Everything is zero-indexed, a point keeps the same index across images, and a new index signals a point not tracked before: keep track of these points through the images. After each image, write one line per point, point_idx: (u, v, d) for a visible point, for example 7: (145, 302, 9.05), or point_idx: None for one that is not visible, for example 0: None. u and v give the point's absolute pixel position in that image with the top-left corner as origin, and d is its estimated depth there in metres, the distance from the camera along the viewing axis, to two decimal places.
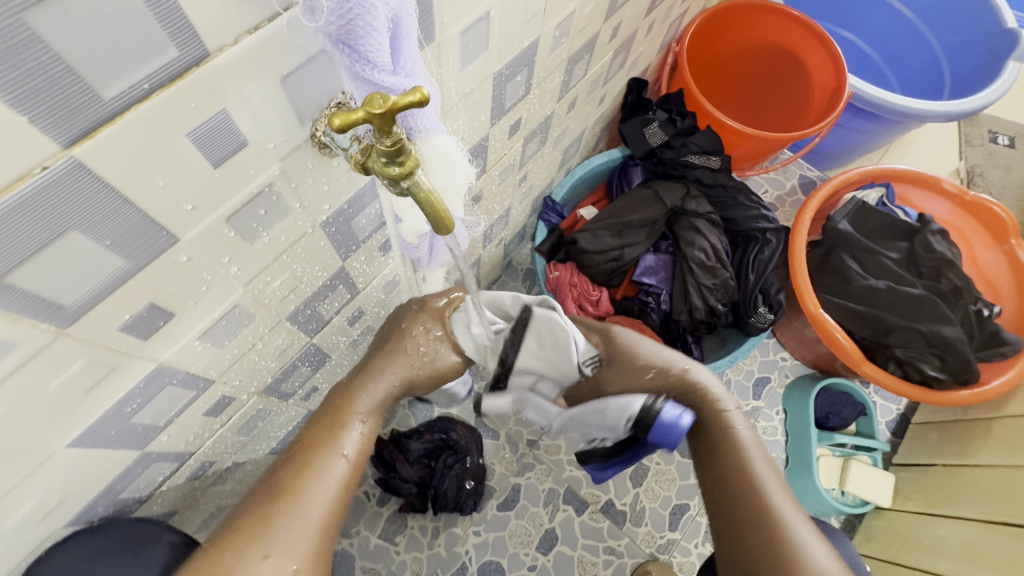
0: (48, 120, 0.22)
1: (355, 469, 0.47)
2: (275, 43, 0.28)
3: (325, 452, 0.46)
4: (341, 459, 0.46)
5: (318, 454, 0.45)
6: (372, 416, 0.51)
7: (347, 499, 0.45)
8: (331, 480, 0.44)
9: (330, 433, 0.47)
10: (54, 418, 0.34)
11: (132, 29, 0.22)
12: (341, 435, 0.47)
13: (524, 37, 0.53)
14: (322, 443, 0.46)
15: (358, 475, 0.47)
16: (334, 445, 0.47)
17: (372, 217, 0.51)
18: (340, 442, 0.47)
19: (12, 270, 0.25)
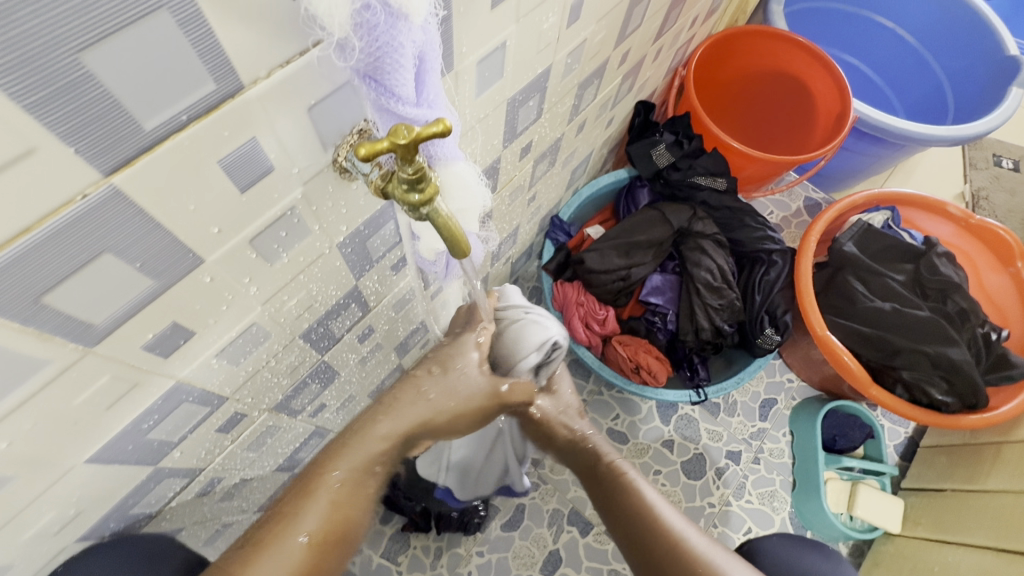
0: (91, 152, 0.23)
1: (320, 551, 0.45)
2: (306, 76, 0.29)
3: (280, 535, 0.45)
4: (295, 552, 0.44)
5: (275, 537, 0.44)
6: (348, 478, 0.47)
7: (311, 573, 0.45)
8: (284, 569, 0.44)
9: (293, 509, 0.46)
10: (75, 433, 0.35)
11: (175, 67, 0.23)
12: (302, 520, 0.45)
13: (538, 64, 0.55)
14: (280, 524, 0.45)
15: (322, 555, 0.46)
16: (296, 525, 0.45)
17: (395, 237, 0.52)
18: (304, 521, 0.45)
19: (49, 292, 0.26)
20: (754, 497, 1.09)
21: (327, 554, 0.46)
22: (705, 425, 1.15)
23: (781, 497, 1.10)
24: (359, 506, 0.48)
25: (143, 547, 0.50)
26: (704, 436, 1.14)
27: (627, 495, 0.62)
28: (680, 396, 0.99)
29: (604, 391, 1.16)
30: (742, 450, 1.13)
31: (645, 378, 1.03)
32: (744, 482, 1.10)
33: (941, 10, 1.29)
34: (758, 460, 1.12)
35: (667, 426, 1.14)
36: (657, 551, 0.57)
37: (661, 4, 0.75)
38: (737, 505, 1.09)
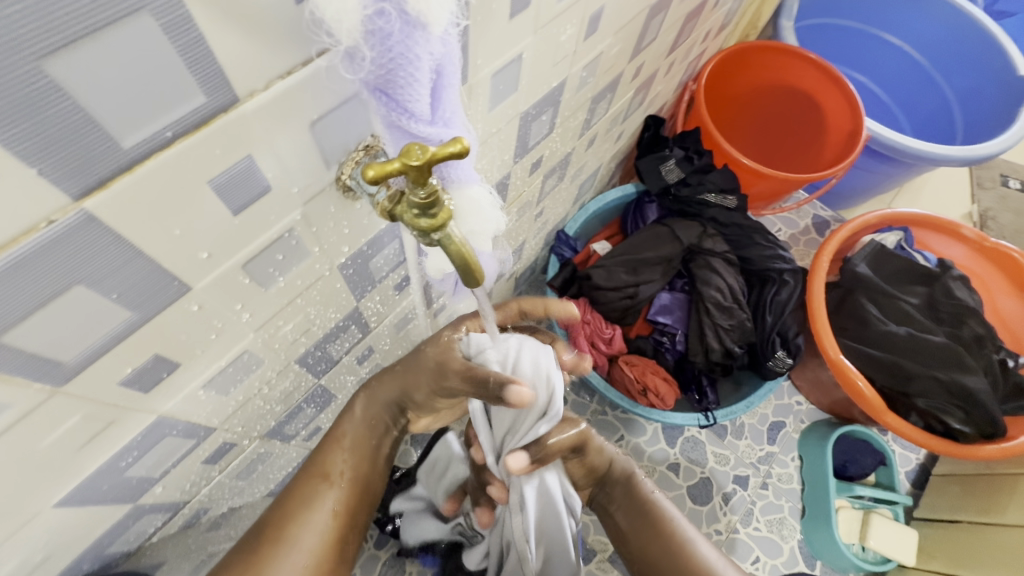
0: (58, 174, 0.20)
1: (342, 493, 0.48)
2: (309, 87, 0.26)
3: (309, 482, 0.48)
4: (327, 509, 0.47)
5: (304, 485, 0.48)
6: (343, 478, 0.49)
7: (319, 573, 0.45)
8: (320, 529, 0.46)
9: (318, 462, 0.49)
10: (41, 477, 0.31)
11: (160, 76, 0.20)
12: (331, 467, 0.49)
13: (553, 77, 0.52)
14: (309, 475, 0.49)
15: (348, 502, 0.49)
16: (321, 472, 0.49)
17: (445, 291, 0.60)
18: (325, 469, 0.49)
19: (9, 329, 0.23)
20: (762, 524, 1.06)
21: (355, 502, 0.49)
22: (712, 448, 1.11)
23: (790, 525, 1.06)
24: (374, 459, 0.51)
25: None
26: (710, 459, 1.10)
27: (658, 530, 0.55)
28: (688, 420, 0.95)
29: (607, 411, 1.13)
30: (749, 474, 1.09)
31: (652, 401, 0.99)
32: (752, 508, 1.07)
33: (951, 28, 1.28)
34: (766, 486, 1.09)
35: (673, 448, 1.11)
36: None
37: (676, 17, 0.73)
38: (745, 533, 1.05)
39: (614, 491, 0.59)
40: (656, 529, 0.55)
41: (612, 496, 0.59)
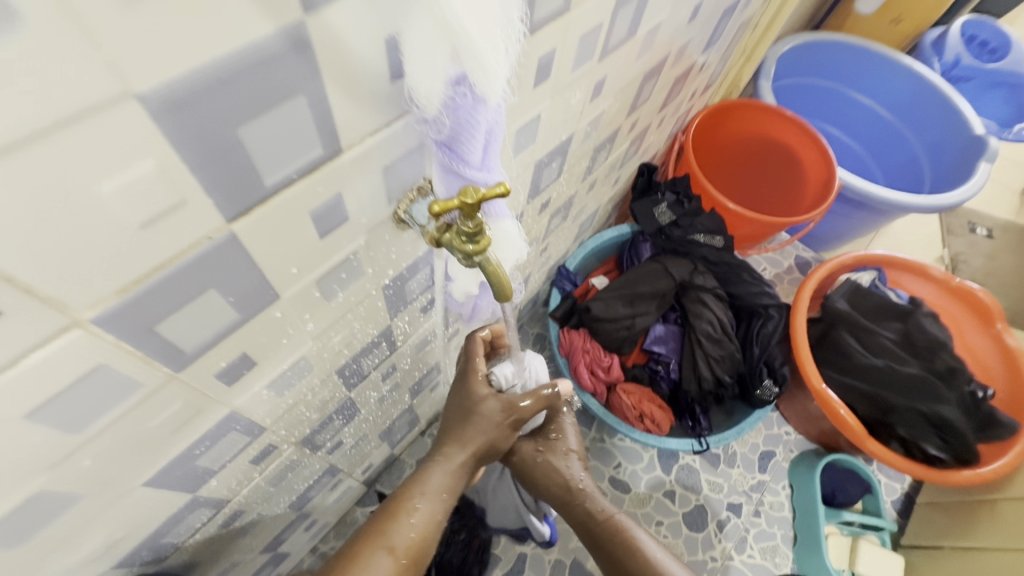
0: (224, 205, 0.27)
1: (401, 566, 0.52)
2: (388, 142, 0.35)
3: (372, 549, 0.52)
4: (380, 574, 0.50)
5: (367, 548, 0.52)
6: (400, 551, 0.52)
7: None
8: None
9: (382, 526, 0.53)
10: (142, 456, 0.37)
11: (299, 135, 0.28)
12: (395, 538, 0.53)
13: (563, 132, 0.61)
14: (374, 536, 0.53)
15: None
16: (383, 542, 0.52)
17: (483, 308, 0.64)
18: (390, 538, 0.53)
19: (161, 323, 0.29)
20: (756, 552, 1.09)
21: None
22: (706, 476, 1.16)
23: (783, 552, 1.09)
24: (435, 528, 0.57)
25: None
26: (705, 487, 1.14)
27: (623, 542, 0.69)
28: (683, 445, 1.01)
29: (606, 439, 1.18)
30: (742, 502, 1.13)
31: (648, 426, 1.06)
32: (746, 536, 1.10)
33: (913, 90, 1.42)
34: (759, 514, 1.13)
35: (669, 475, 1.15)
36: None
37: (666, 81, 0.84)
38: (739, 560, 1.08)
39: (588, 522, 0.72)
40: (626, 543, 0.68)
41: (592, 526, 0.72)
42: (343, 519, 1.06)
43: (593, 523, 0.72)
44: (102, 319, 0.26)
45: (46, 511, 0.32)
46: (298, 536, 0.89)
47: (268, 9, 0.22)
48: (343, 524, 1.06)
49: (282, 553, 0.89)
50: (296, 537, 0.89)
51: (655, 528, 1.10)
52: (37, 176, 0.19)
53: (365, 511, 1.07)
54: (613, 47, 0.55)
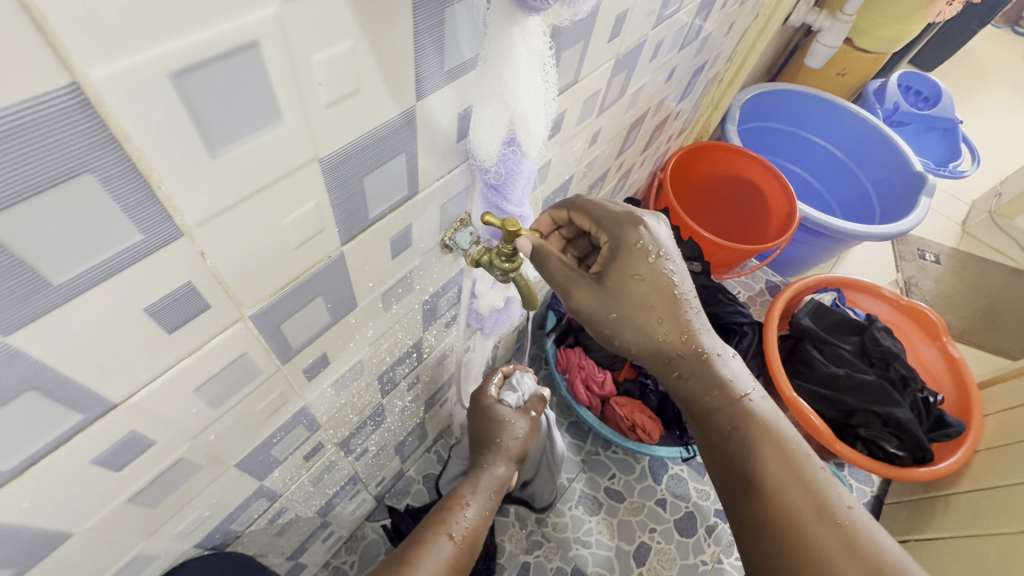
0: (342, 231, 0.37)
1: (460, 547, 0.61)
2: (447, 184, 0.45)
3: (435, 535, 0.60)
4: (449, 543, 0.60)
5: (431, 534, 0.61)
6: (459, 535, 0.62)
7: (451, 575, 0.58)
8: (442, 556, 0.58)
9: (442, 517, 0.64)
10: (244, 436, 0.45)
11: (396, 182, 0.38)
12: (454, 526, 0.63)
13: (566, 173, 0.73)
14: (435, 525, 0.62)
15: (460, 556, 0.60)
16: (445, 529, 0.62)
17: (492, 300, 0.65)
18: (449, 526, 0.63)
19: (286, 322, 0.38)
20: None
21: (467, 555, 0.62)
22: (694, 485, 1.25)
23: None
24: (483, 523, 0.67)
25: (231, 562, 0.57)
26: (693, 494, 1.23)
27: (758, 432, 0.53)
28: (673, 452, 1.10)
29: (600, 451, 1.26)
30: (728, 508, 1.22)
31: (640, 437, 1.13)
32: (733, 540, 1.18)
33: (860, 132, 1.60)
34: None
35: (659, 484, 1.24)
36: (802, 522, 0.48)
37: (648, 128, 0.97)
38: (728, 563, 1.16)
39: (696, 397, 0.56)
40: (747, 434, 0.53)
41: (700, 405, 0.56)
42: (353, 535, 1.10)
43: (694, 401, 0.57)
44: (256, 315, 0.35)
45: (177, 478, 0.40)
46: (316, 547, 0.94)
47: (398, 99, 0.32)
48: (354, 539, 1.10)
49: (301, 563, 0.94)
50: (315, 547, 0.94)
51: (649, 535, 1.18)
52: (257, 210, 0.29)
53: (375, 526, 1.12)
54: (608, 105, 0.68)
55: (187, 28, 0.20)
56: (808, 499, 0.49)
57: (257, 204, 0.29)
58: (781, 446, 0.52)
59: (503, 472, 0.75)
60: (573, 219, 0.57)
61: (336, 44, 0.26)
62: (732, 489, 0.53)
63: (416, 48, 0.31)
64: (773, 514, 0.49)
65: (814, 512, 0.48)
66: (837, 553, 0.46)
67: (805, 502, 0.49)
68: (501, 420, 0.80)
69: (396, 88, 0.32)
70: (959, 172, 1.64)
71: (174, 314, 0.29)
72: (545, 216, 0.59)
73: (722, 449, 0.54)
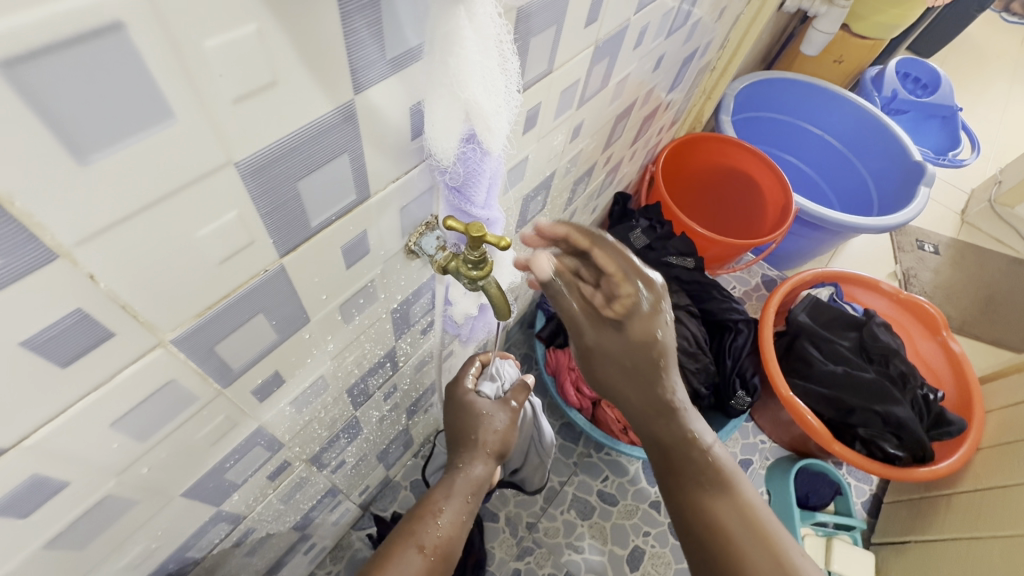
0: (279, 242, 0.33)
1: (433, 561, 0.57)
2: (406, 186, 0.41)
3: (405, 545, 0.57)
4: (415, 561, 0.56)
5: (399, 547, 0.57)
6: (430, 548, 0.58)
7: None
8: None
9: (412, 527, 0.60)
10: (186, 465, 0.41)
11: (340, 186, 0.34)
12: (426, 537, 0.59)
13: (547, 170, 0.69)
14: (405, 536, 0.59)
15: (433, 571, 0.57)
16: (414, 540, 0.58)
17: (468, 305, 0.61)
18: (420, 537, 0.59)
19: (220, 343, 0.35)
20: None
21: (438, 568, 0.58)
22: None
23: None
24: (459, 530, 0.63)
25: None
26: None
27: (723, 486, 0.58)
28: None
29: (593, 453, 1.23)
30: None
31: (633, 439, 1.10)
32: None
33: (857, 121, 1.56)
34: None
35: (654, 486, 1.20)
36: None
37: (636, 119, 0.93)
38: None
39: (675, 444, 0.60)
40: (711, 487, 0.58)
41: (677, 452, 0.60)
42: (339, 544, 1.07)
43: (675, 448, 0.60)
44: (179, 338, 0.31)
45: (107, 514, 0.36)
46: (297, 560, 0.91)
47: (329, 92, 0.28)
48: (340, 549, 1.07)
49: None
50: (296, 561, 0.91)
51: (643, 539, 1.15)
52: (161, 223, 0.25)
53: (361, 535, 1.09)
54: (589, 98, 0.64)
55: (14, 8, 0.16)
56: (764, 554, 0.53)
57: (158, 216, 0.25)
58: (742, 503, 0.57)
59: (480, 472, 0.69)
60: (594, 254, 0.54)
61: (235, 28, 0.22)
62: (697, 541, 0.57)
63: (346, 33, 0.27)
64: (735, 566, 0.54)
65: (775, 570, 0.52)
66: None
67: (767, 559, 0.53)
68: (478, 414, 0.73)
69: (326, 80, 0.28)
70: (959, 161, 1.61)
71: (64, 344, 0.25)
72: (561, 227, 0.53)
73: (692, 498, 0.58)
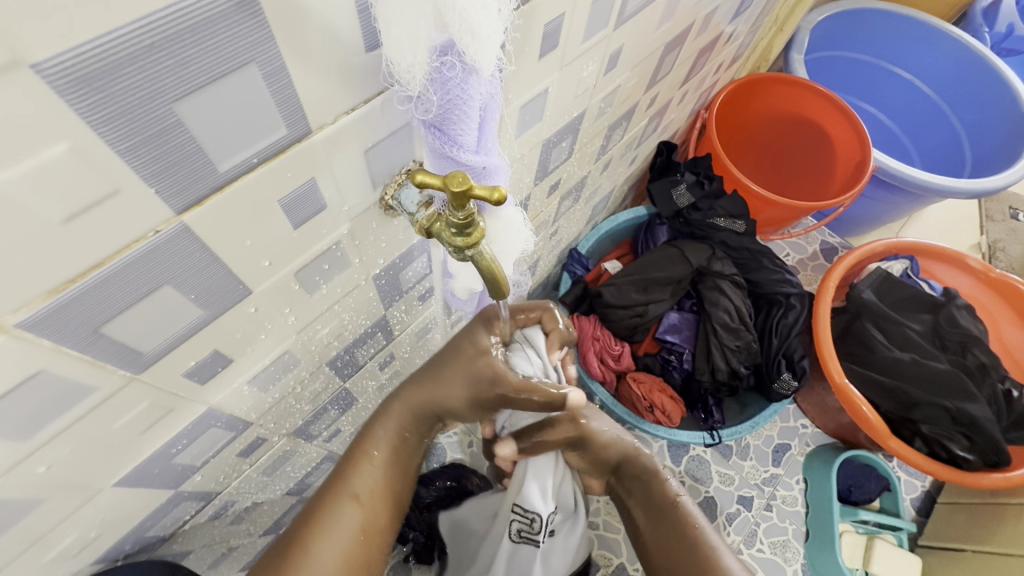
0: (169, 191, 0.24)
1: (368, 514, 0.49)
2: (370, 120, 0.31)
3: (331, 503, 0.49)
4: (349, 525, 0.48)
5: (332, 503, 0.49)
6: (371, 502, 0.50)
7: (363, 546, 0.49)
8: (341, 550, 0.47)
9: (344, 474, 0.50)
10: (106, 458, 0.34)
11: (255, 115, 0.24)
12: (366, 448, 0.51)
13: (574, 108, 0.56)
14: (335, 489, 0.49)
15: (375, 516, 0.50)
16: (348, 489, 0.50)
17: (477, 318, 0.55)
18: (354, 485, 0.50)
19: (108, 323, 0.26)
20: (766, 546, 1.06)
21: (383, 511, 0.51)
22: (717, 468, 1.13)
23: (794, 548, 1.06)
24: (400, 472, 0.52)
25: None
26: (715, 479, 1.11)
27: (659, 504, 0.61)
28: (694, 438, 0.97)
29: None
30: (754, 495, 1.10)
31: (658, 418, 1.02)
32: (756, 530, 1.07)
33: (958, 63, 1.31)
34: (770, 508, 1.09)
35: (679, 466, 1.12)
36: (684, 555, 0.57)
37: (690, 52, 0.77)
38: (748, 554, 1.05)
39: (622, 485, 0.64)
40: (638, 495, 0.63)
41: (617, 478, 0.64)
42: None
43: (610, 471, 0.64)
44: (31, 323, 0.23)
45: (4, 514, 0.31)
46: None
47: None
48: None
49: None
50: None
51: None
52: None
53: None
54: (630, 15, 0.50)
55: None
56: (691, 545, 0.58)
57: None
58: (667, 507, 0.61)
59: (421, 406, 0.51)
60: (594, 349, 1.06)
61: None
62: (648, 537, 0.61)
63: None
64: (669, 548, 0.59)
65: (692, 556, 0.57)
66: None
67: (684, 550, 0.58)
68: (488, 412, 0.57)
69: None
70: None
71: None
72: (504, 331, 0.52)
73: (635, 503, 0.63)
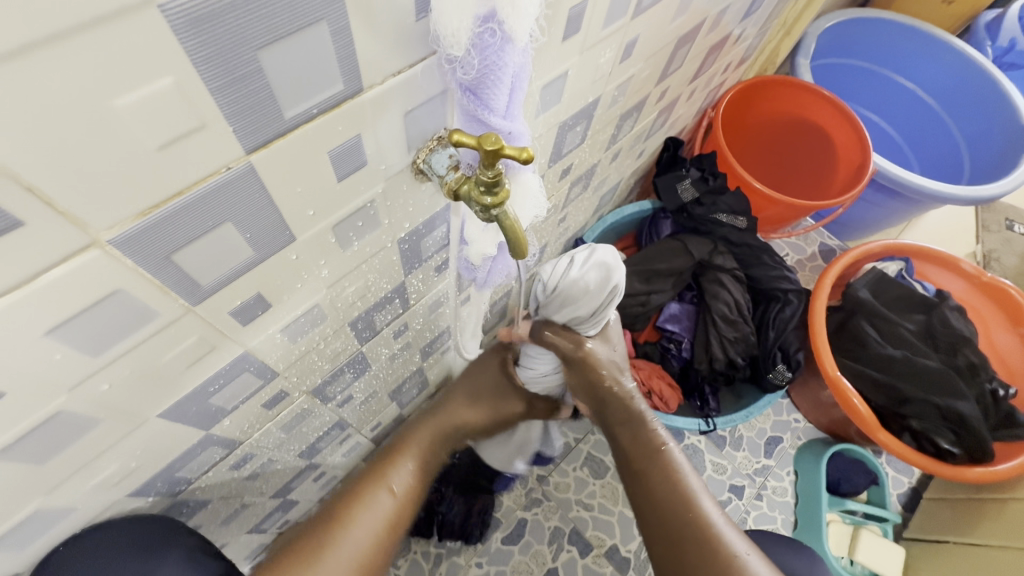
0: (243, 132, 0.27)
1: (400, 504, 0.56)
2: (412, 85, 0.34)
3: (374, 488, 0.56)
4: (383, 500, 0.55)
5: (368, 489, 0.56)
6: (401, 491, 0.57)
7: (391, 530, 0.55)
8: (372, 520, 0.54)
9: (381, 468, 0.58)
10: (155, 387, 0.38)
11: (321, 69, 0.28)
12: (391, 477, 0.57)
13: (590, 94, 0.59)
14: (373, 480, 0.57)
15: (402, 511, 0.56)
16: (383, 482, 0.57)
17: (592, 277, 0.66)
18: (389, 478, 0.57)
19: (177, 252, 0.29)
20: None
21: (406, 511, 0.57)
22: (711, 457, 1.16)
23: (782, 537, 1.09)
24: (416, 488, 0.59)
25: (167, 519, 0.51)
26: (708, 467, 1.14)
27: (652, 456, 0.59)
28: (689, 424, 1.00)
29: None
30: (745, 484, 1.13)
31: (656, 403, 1.06)
32: (746, 517, 1.10)
33: (959, 75, 1.35)
34: (761, 497, 1.13)
35: None
36: (670, 508, 0.55)
37: (701, 48, 0.80)
38: None
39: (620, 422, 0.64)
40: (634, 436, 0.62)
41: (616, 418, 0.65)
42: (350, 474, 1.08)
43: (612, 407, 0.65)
44: (119, 242, 0.26)
45: (67, 429, 0.34)
46: (307, 485, 0.91)
47: None
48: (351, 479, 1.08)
49: (292, 500, 0.91)
50: (305, 487, 0.91)
51: None
52: (46, 80, 0.19)
53: None
54: (647, 6, 0.53)
55: None
56: (676, 493, 0.56)
57: (36, 72, 0.19)
58: (662, 458, 0.59)
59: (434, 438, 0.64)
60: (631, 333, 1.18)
61: None
62: (636, 475, 0.60)
63: None
64: (656, 497, 0.57)
65: (676, 502, 0.55)
66: (685, 529, 0.54)
67: (670, 496, 0.56)
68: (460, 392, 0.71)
69: None
70: None
71: None
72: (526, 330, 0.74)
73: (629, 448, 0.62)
